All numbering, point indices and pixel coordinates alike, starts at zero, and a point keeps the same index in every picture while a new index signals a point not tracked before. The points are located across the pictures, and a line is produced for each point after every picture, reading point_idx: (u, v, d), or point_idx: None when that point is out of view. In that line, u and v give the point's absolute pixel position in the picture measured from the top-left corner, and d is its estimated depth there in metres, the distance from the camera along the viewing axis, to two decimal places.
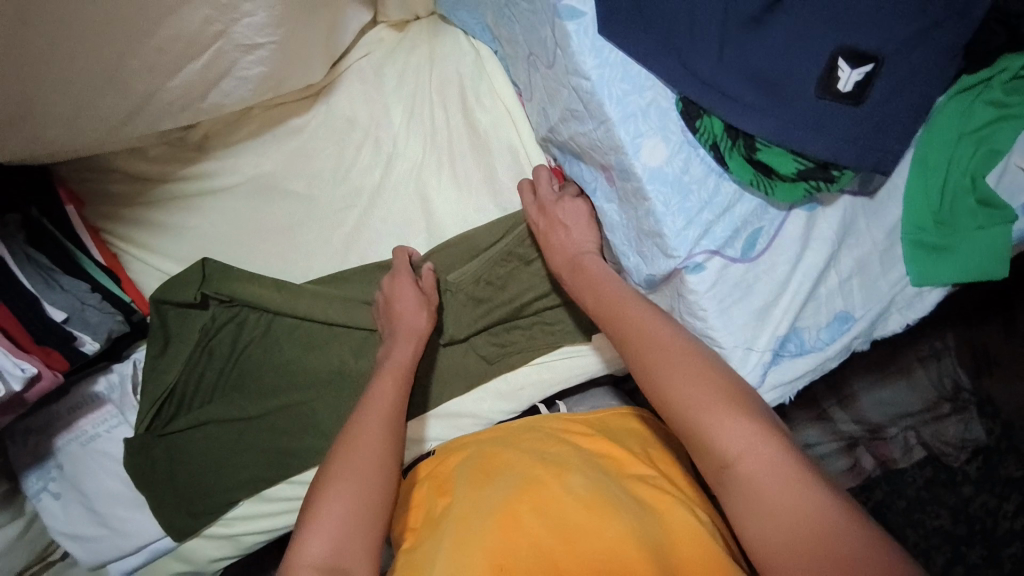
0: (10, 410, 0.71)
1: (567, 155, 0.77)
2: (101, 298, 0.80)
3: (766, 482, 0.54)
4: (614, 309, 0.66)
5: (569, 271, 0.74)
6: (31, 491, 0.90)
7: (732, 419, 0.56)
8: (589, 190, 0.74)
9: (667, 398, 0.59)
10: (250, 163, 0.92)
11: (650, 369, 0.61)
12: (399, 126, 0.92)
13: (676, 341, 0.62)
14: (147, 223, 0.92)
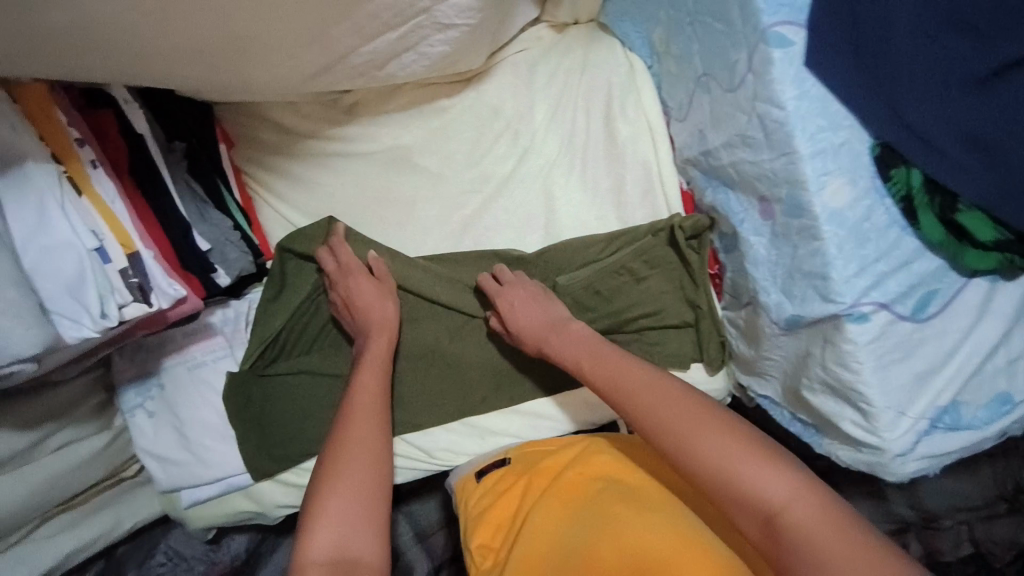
0: (153, 326, 0.71)
1: (716, 181, 0.76)
2: (241, 237, 0.84)
3: (820, 530, 0.55)
4: (619, 382, 0.70)
5: (554, 334, 0.81)
6: (127, 405, 0.93)
7: (768, 469, 0.59)
8: (735, 220, 0.73)
9: (699, 458, 0.61)
10: (392, 133, 0.94)
11: (669, 437, 0.63)
12: (540, 124, 0.93)
13: (694, 402, 0.65)
14: (285, 173, 0.96)
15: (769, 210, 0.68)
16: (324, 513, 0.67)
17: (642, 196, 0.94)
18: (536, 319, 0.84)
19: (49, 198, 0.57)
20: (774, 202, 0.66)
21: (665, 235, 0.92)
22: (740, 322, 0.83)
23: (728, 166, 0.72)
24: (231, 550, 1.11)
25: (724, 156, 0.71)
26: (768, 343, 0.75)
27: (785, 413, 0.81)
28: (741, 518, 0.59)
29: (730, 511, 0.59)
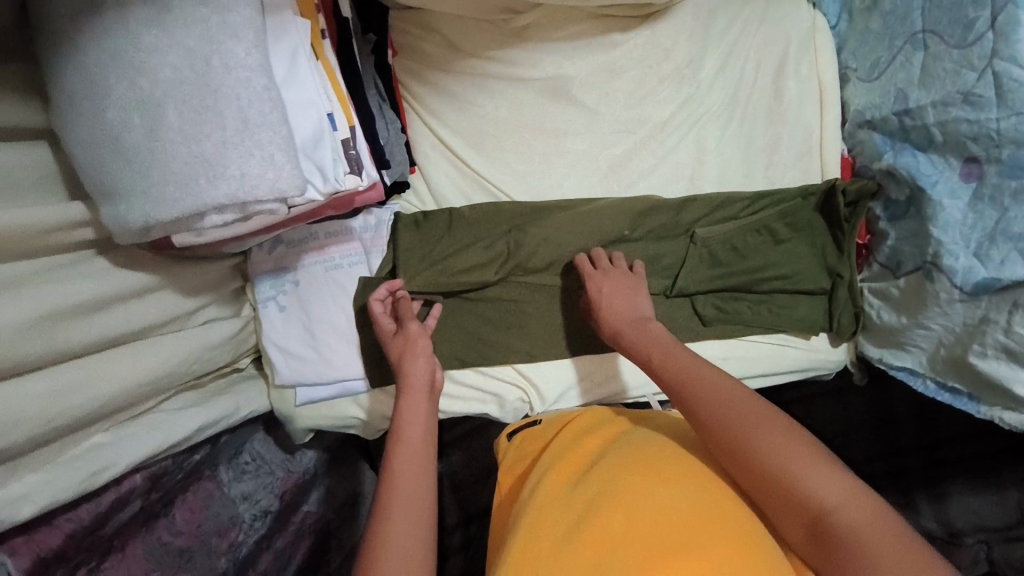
0: (329, 208, 0.71)
1: (908, 144, 0.80)
2: (402, 142, 0.83)
3: (874, 535, 0.50)
4: (679, 371, 0.67)
5: (635, 326, 0.78)
6: (261, 296, 0.94)
7: (824, 470, 0.55)
8: (924, 182, 0.77)
9: (756, 455, 0.57)
10: (555, 62, 0.94)
11: (728, 430, 0.60)
12: (708, 71, 0.93)
13: (755, 401, 0.61)
14: (440, 88, 0.96)
15: (974, 172, 0.73)
16: (391, 516, 0.58)
17: (796, 158, 0.93)
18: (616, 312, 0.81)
19: (300, 51, 0.57)
20: (986, 163, 0.72)
21: (816, 199, 0.91)
22: (892, 292, 0.84)
23: (932, 126, 0.76)
24: (303, 462, 1.13)
25: (932, 114, 0.76)
26: (936, 309, 0.77)
27: (926, 382, 0.83)
28: (787, 517, 0.56)
29: (778, 512, 0.56)
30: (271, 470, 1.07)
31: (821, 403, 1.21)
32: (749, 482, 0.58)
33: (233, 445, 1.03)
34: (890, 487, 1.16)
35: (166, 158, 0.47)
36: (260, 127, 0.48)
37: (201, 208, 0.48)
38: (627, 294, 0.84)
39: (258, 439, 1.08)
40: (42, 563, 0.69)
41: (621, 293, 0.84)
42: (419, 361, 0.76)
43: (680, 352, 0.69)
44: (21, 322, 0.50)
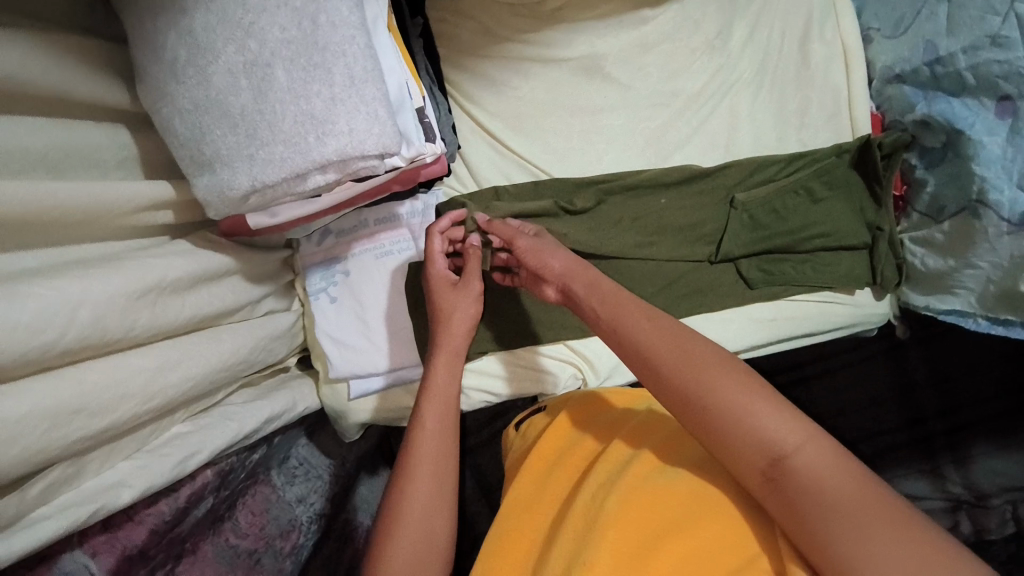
0: (393, 184, 0.70)
1: (939, 92, 0.87)
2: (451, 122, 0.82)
3: (832, 479, 0.46)
4: (612, 322, 0.61)
5: (571, 280, 0.66)
6: (312, 288, 0.95)
7: (782, 413, 0.50)
8: (963, 124, 0.83)
9: (707, 403, 0.52)
10: (587, 40, 0.97)
11: (675, 377, 0.54)
12: (735, 43, 0.99)
13: (708, 347, 0.55)
14: (477, 74, 0.98)
15: (1008, 109, 0.81)
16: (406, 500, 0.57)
17: (825, 119, 0.98)
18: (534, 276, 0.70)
19: (380, 18, 0.58)
20: (1019, 99, 0.79)
21: (850, 156, 0.95)
22: (937, 237, 0.90)
23: (964, 70, 0.84)
24: (347, 466, 1.10)
25: (963, 59, 0.83)
26: (986, 245, 0.83)
27: (977, 320, 0.88)
28: (742, 466, 0.50)
29: (733, 461, 0.51)
30: (320, 476, 1.03)
31: (844, 376, 1.24)
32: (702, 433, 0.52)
33: (283, 450, 0.97)
34: (916, 454, 1.18)
35: (276, 118, 0.48)
36: (364, 83, 0.49)
37: (309, 167, 0.49)
38: (539, 253, 0.70)
39: (302, 445, 1.03)
40: (126, 560, 0.62)
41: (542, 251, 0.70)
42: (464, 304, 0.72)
43: (617, 300, 0.62)
44: (130, 291, 0.48)
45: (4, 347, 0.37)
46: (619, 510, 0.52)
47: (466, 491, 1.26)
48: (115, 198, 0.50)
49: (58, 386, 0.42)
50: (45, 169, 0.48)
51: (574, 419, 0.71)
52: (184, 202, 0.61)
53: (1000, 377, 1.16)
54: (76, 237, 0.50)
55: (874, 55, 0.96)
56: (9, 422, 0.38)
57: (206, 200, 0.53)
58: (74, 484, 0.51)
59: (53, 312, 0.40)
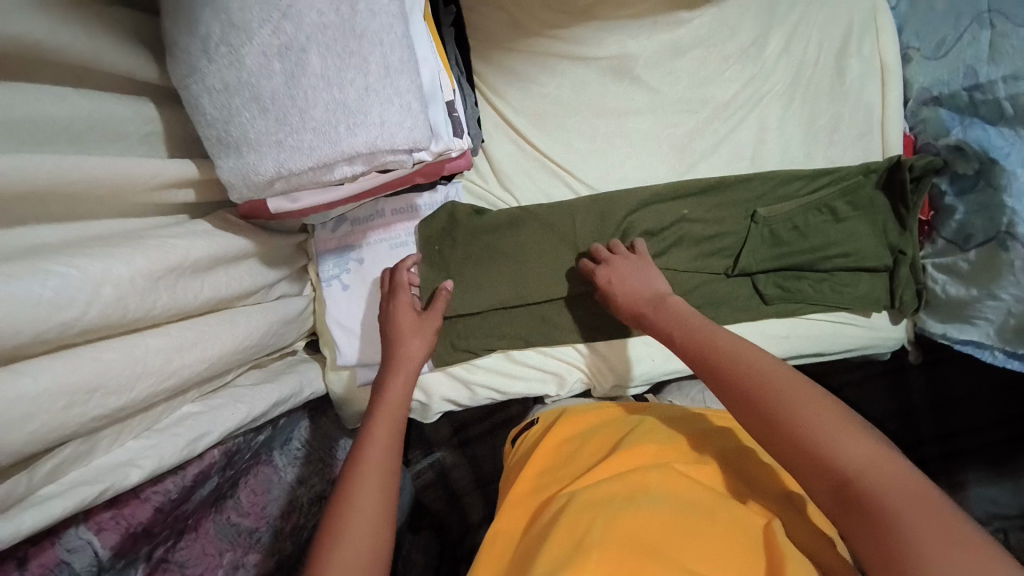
0: (417, 176, 0.69)
1: (977, 120, 0.87)
2: (477, 117, 0.81)
3: (901, 497, 0.45)
4: (697, 345, 0.65)
5: (654, 303, 0.76)
6: (324, 274, 0.94)
7: (852, 437, 0.50)
8: (997, 152, 0.83)
9: (773, 418, 0.53)
10: (619, 40, 0.95)
11: (747, 393, 0.56)
12: (772, 52, 0.97)
13: (777, 368, 0.58)
14: (504, 67, 0.96)
15: None
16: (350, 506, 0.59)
17: (856, 137, 0.97)
18: (635, 295, 0.79)
19: (417, 9, 0.57)
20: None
21: (877, 177, 0.94)
22: (961, 266, 0.90)
23: (1003, 100, 0.84)
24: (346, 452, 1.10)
25: (1003, 88, 0.84)
26: (1013, 281, 0.83)
27: (995, 353, 0.88)
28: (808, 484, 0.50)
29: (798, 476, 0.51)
30: (320, 458, 1.02)
31: (845, 396, 1.23)
32: (771, 447, 0.54)
33: (286, 431, 0.97)
34: None
35: (307, 105, 0.47)
36: (399, 75, 0.49)
37: (337, 157, 0.48)
38: (649, 277, 0.81)
39: (304, 428, 1.02)
40: (130, 538, 0.62)
41: (634, 275, 0.82)
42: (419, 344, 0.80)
43: (705, 324, 0.67)
44: (150, 272, 0.47)
45: (25, 326, 0.36)
46: (603, 528, 0.53)
47: (461, 481, 1.26)
48: (138, 176, 0.49)
49: (78, 364, 0.42)
50: (69, 140, 0.47)
51: (573, 436, 0.75)
52: (204, 181, 0.60)
53: (1001, 407, 1.15)
54: (96, 212, 0.49)
55: (912, 76, 0.96)
56: (27, 400, 0.38)
57: (230, 183, 0.52)
58: (84, 461, 0.51)
59: (73, 291, 0.39)
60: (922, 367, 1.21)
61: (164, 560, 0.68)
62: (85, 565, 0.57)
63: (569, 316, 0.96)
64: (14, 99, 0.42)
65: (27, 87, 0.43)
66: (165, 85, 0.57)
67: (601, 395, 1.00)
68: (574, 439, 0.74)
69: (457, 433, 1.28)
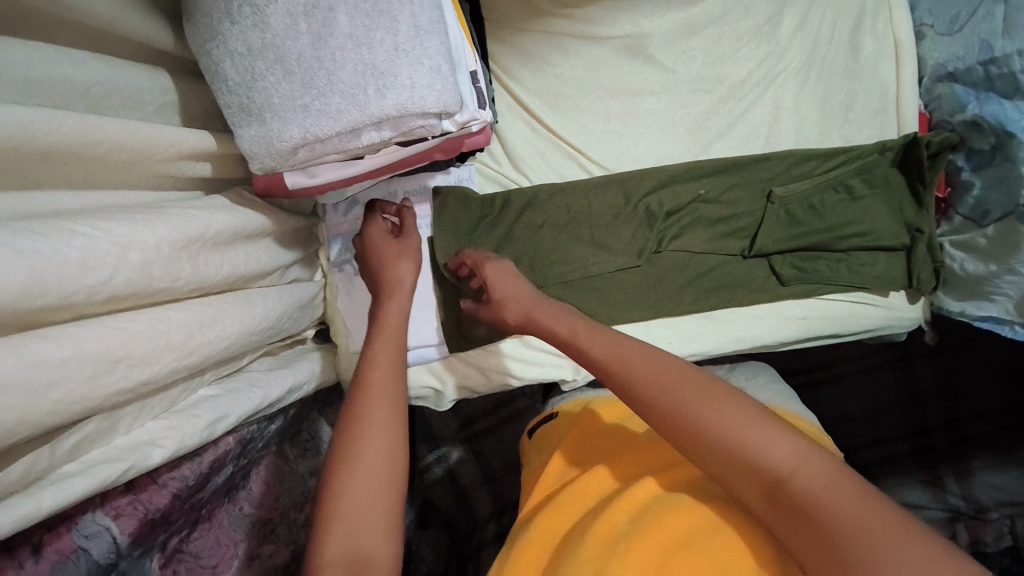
0: (436, 154, 0.69)
1: (991, 95, 0.87)
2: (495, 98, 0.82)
3: (833, 499, 0.44)
4: (610, 345, 0.61)
5: (544, 303, 0.72)
6: (336, 260, 0.92)
7: (779, 437, 0.49)
8: (1016, 125, 0.83)
9: (698, 429, 0.51)
10: (633, 19, 0.94)
11: (664, 416, 0.54)
12: (786, 29, 0.96)
13: (688, 374, 0.55)
14: (516, 47, 0.95)
15: None
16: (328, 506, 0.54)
17: (871, 116, 0.96)
18: (504, 302, 0.75)
19: None
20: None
21: (893, 155, 0.93)
22: (979, 242, 0.89)
23: (1019, 73, 0.85)
24: None
25: (1019, 61, 0.84)
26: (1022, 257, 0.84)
27: (1014, 328, 0.87)
28: (742, 489, 0.49)
29: (728, 484, 0.50)
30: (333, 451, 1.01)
31: (853, 383, 1.23)
32: (695, 456, 0.52)
33: (296, 422, 0.94)
34: (918, 463, 1.17)
35: (334, 67, 0.45)
36: (429, 34, 0.47)
37: (366, 122, 0.47)
38: (498, 280, 0.77)
39: (319, 421, 1.01)
40: (148, 524, 0.60)
41: (501, 277, 0.77)
42: (410, 266, 0.80)
43: (602, 333, 0.63)
44: (174, 241, 0.46)
45: (54, 287, 0.36)
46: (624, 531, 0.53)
47: (469, 477, 1.23)
48: (157, 145, 0.48)
49: (103, 333, 0.41)
50: (87, 105, 0.45)
51: (593, 435, 0.74)
52: (221, 155, 0.58)
53: (1005, 396, 1.15)
54: (113, 182, 0.47)
55: (927, 53, 0.96)
56: (52, 366, 0.37)
57: (251, 152, 0.50)
58: (104, 440, 0.50)
59: (100, 254, 0.39)
60: (928, 352, 1.20)
61: (179, 551, 0.66)
62: (102, 551, 0.56)
63: (578, 301, 0.92)
64: (33, 58, 0.40)
65: (46, 47, 0.42)
66: (183, 55, 0.56)
67: None
68: (578, 431, 0.75)
69: (464, 427, 1.25)
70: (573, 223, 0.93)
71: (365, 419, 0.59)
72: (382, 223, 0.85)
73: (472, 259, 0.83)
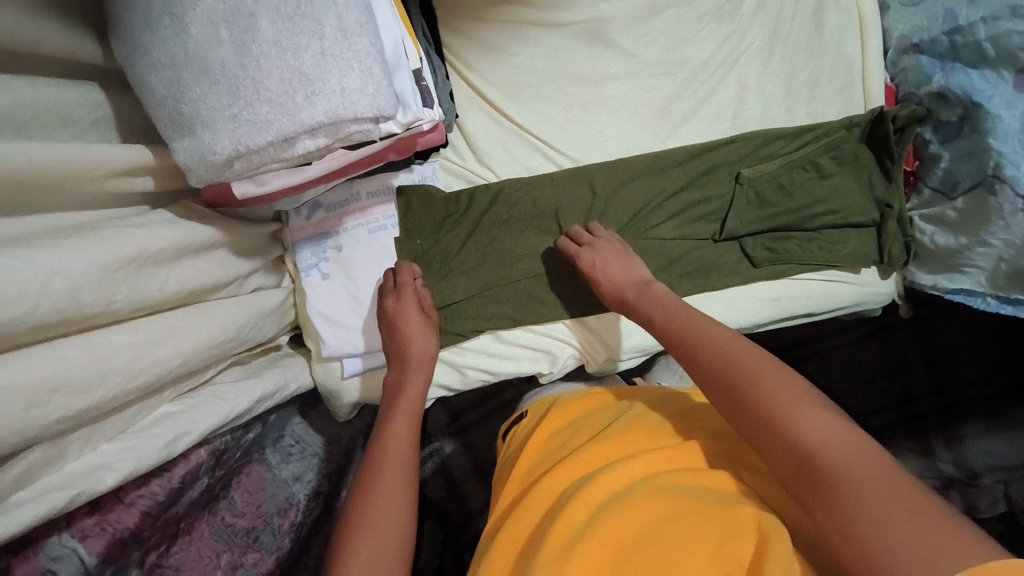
0: (392, 154, 0.68)
1: (956, 65, 0.86)
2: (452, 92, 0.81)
3: (856, 472, 0.47)
4: (678, 329, 0.68)
5: (636, 292, 0.78)
6: (303, 264, 0.91)
7: (816, 414, 0.52)
8: (981, 96, 0.82)
9: (745, 398, 0.56)
10: (593, 3, 0.92)
11: (723, 382, 0.59)
12: (748, 6, 0.95)
13: (753, 351, 0.60)
14: (475, 38, 0.93)
15: None
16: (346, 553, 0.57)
17: (837, 91, 0.95)
18: (617, 282, 0.80)
19: None
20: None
21: (860, 131, 0.92)
22: (949, 215, 0.89)
23: (983, 41, 0.83)
24: (346, 447, 1.06)
25: (983, 29, 0.82)
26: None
27: (987, 300, 0.88)
28: (773, 459, 0.52)
29: (764, 452, 0.53)
30: (318, 454, 1.01)
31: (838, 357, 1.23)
32: (739, 427, 0.56)
33: (276, 428, 0.95)
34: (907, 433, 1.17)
35: (260, 76, 0.44)
36: (358, 36, 0.46)
37: (298, 130, 0.45)
38: (615, 266, 0.82)
39: (297, 424, 1.01)
40: (117, 543, 0.61)
41: (613, 261, 0.83)
42: (422, 331, 0.83)
43: (688, 309, 0.70)
44: (108, 263, 0.45)
45: None
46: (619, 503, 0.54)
47: (460, 469, 1.24)
48: (88, 163, 0.46)
49: (33, 364, 0.40)
50: (15, 130, 0.44)
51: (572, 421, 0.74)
52: (164, 168, 0.57)
53: (989, 360, 1.17)
54: (45, 206, 0.46)
55: (891, 24, 0.95)
56: None
57: (187, 165, 0.49)
58: (55, 467, 0.50)
59: (22, 284, 0.38)
60: (910, 322, 1.21)
61: (159, 565, 0.67)
62: (70, 572, 0.56)
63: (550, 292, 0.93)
64: None
65: None
66: (115, 68, 0.54)
67: (596, 370, 0.98)
68: (558, 414, 0.75)
69: (453, 421, 1.27)
70: (540, 217, 0.93)
71: (381, 480, 0.64)
72: (389, 278, 0.87)
73: (578, 234, 0.87)
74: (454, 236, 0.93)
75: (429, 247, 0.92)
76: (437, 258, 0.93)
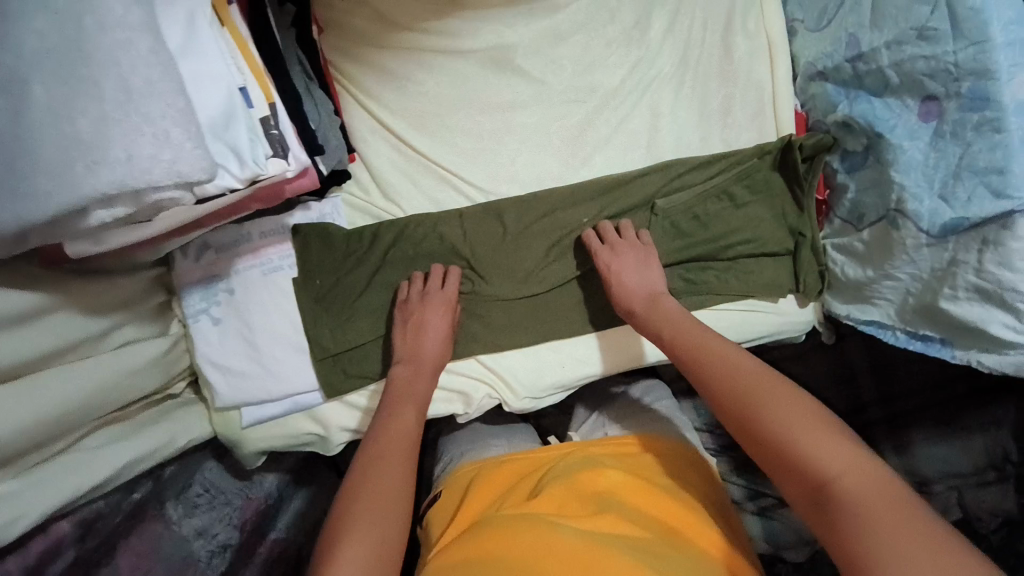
0: (260, 202, 0.64)
1: (862, 94, 0.84)
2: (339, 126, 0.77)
3: (875, 502, 0.46)
4: (689, 343, 0.66)
5: (647, 304, 0.76)
6: (190, 311, 0.85)
7: (833, 440, 0.51)
8: (885, 126, 0.80)
9: (758, 422, 0.55)
10: (497, 30, 0.89)
11: (739, 398, 0.57)
12: (656, 32, 0.92)
13: (765, 371, 0.59)
14: (374, 67, 0.89)
15: (932, 110, 0.76)
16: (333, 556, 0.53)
17: (750, 119, 0.93)
18: (631, 291, 0.79)
19: (201, 12, 0.50)
20: (945, 100, 0.74)
21: (773, 158, 0.91)
22: (857, 246, 0.87)
23: (887, 67, 0.80)
24: (264, 488, 0.97)
25: (886, 55, 0.79)
26: (999, 305, 0.72)
27: (896, 333, 0.86)
28: (789, 485, 0.52)
29: (779, 480, 0.53)
30: (229, 500, 0.92)
31: None
32: (755, 451, 0.55)
33: (178, 478, 0.87)
34: None
35: (37, 144, 0.40)
36: (149, 98, 0.41)
37: (86, 201, 0.40)
38: (646, 267, 0.81)
39: (209, 469, 0.93)
40: None
41: (634, 267, 0.81)
42: (435, 333, 0.81)
43: (700, 325, 0.68)
44: None
45: None
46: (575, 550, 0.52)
47: None
48: None
49: None
50: None
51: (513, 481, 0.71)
52: None
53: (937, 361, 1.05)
54: None
55: (798, 50, 0.92)
56: None
57: None
58: None
59: None
60: None
61: None
62: None
63: (460, 327, 0.89)
64: None
65: None
66: None
67: (516, 408, 0.91)
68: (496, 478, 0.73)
69: None
70: (448, 253, 0.88)
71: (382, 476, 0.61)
72: (415, 278, 0.85)
73: (608, 226, 0.85)
74: (357, 275, 0.88)
75: (330, 287, 0.88)
76: (339, 297, 0.88)
